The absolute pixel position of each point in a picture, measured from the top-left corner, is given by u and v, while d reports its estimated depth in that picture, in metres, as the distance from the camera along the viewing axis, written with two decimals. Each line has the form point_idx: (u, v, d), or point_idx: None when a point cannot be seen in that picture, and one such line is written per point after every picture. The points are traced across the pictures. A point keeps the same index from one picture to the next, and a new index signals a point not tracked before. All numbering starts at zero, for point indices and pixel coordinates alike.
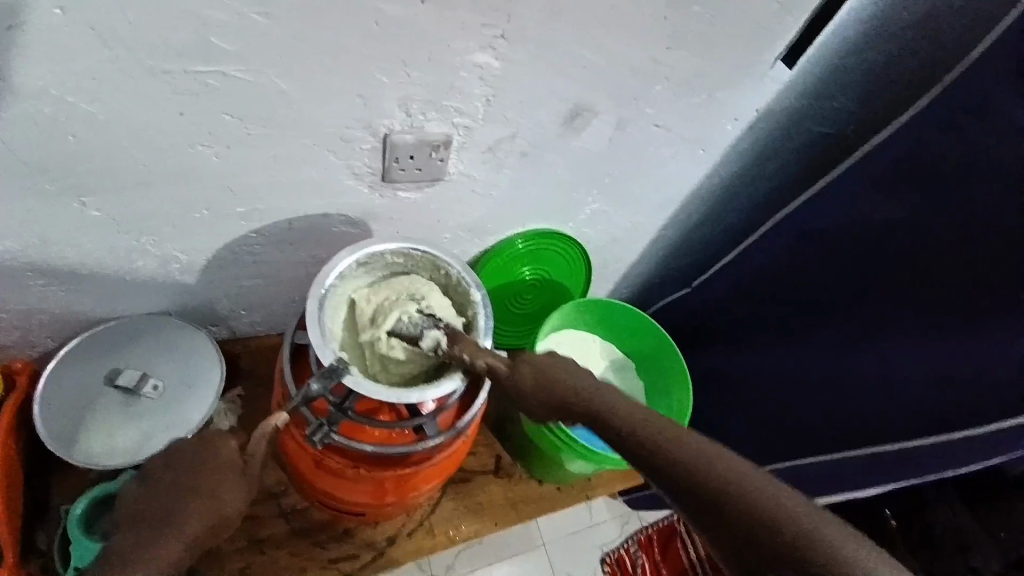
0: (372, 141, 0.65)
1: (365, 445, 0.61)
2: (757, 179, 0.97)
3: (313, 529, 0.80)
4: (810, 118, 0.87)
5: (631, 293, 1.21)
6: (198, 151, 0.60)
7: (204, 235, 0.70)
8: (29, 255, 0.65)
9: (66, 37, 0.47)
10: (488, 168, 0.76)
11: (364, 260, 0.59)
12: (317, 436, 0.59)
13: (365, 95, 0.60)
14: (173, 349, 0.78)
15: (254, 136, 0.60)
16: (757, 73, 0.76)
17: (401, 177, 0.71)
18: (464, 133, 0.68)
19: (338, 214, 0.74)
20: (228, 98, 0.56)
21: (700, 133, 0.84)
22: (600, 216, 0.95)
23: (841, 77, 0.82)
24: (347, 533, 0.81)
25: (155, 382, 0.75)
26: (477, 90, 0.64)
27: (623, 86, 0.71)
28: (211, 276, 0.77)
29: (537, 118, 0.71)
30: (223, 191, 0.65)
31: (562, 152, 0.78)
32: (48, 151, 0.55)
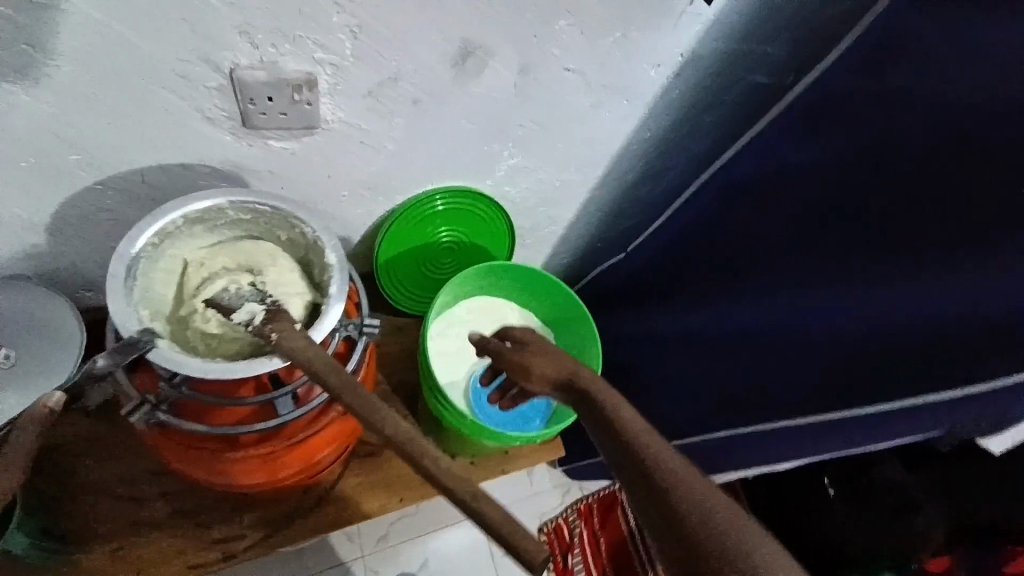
0: (217, 78, 0.56)
1: (203, 426, 0.54)
2: (693, 134, 0.90)
3: (192, 507, 0.76)
4: (743, 67, 0.80)
5: (570, 259, 1.14)
6: (0, 87, 0.52)
7: (41, 188, 0.62)
8: None
9: None
10: (374, 116, 0.67)
11: (195, 217, 0.51)
12: (137, 416, 0.53)
13: (191, 20, 0.51)
14: (24, 315, 0.69)
15: (67, 72, 0.52)
16: (672, 11, 0.68)
17: (265, 123, 0.62)
18: (332, 72, 0.60)
19: (203, 167, 0.66)
20: (16, 20, 0.47)
21: (619, 81, 0.76)
22: (519, 173, 0.87)
23: (771, 19, 0.74)
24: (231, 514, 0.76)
25: (5, 352, 0.66)
26: (336, 19, 0.55)
27: (516, 21, 0.62)
28: (67, 237, 0.69)
29: (420, 57, 0.62)
30: (50, 137, 0.57)
31: (460, 100, 0.70)
32: None
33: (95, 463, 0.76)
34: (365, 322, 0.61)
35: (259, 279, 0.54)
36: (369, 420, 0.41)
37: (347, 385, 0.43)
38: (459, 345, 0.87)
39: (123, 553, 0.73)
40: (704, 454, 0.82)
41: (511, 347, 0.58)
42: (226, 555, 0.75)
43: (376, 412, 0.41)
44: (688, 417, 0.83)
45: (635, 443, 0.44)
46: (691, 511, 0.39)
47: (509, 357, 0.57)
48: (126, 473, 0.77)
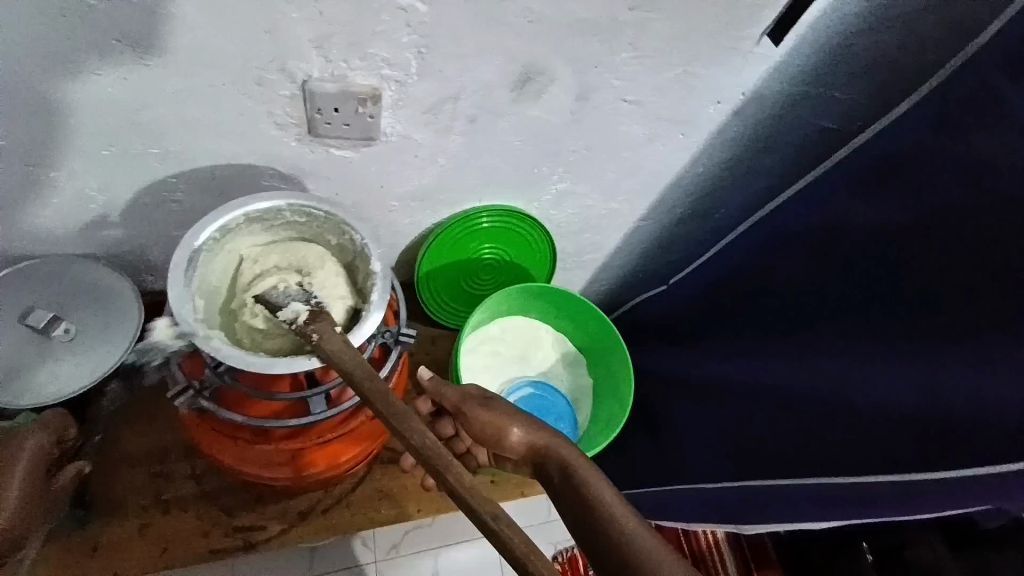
0: (290, 87, 0.60)
1: (242, 416, 0.56)
2: (748, 172, 0.88)
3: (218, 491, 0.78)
4: (806, 108, 0.78)
5: (610, 286, 1.13)
6: (98, 82, 0.56)
7: (121, 174, 0.67)
8: None
9: None
10: (432, 131, 0.69)
11: (255, 216, 0.54)
12: (182, 401, 0.54)
13: (273, 33, 0.54)
14: (89, 291, 0.74)
15: (158, 71, 0.56)
16: (738, 49, 0.68)
17: (329, 132, 0.65)
18: (397, 88, 0.62)
19: (267, 167, 0.70)
20: (118, 20, 0.51)
21: (677, 114, 0.75)
22: (567, 197, 0.87)
23: (840, 64, 0.72)
24: (253, 503, 0.78)
25: (66, 326, 0.70)
26: (406, 39, 0.57)
27: (579, 50, 0.63)
28: (138, 221, 0.74)
29: (482, 79, 0.64)
30: (135, 129, 0.62)
31: (515, 122, 0.71)
32: None
33: (136, 437, 0.80)
34: (401, 331, 0.62)
35: (306, 280, 0.55)
36: (397, 428, 0.41)
37: (380, 392, 0.43)
38: (491, 362, 0.88)
39: (149, 529, 0.76)
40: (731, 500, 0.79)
41: (479, 400, 0.57)
42: (246, 543, 0.77)
43: (402, 424, 0.41)
44: (715, 461, 0.81)
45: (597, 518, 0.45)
46: None
47: (477, 421, 0.57)
48: (162, 450, 0.80)
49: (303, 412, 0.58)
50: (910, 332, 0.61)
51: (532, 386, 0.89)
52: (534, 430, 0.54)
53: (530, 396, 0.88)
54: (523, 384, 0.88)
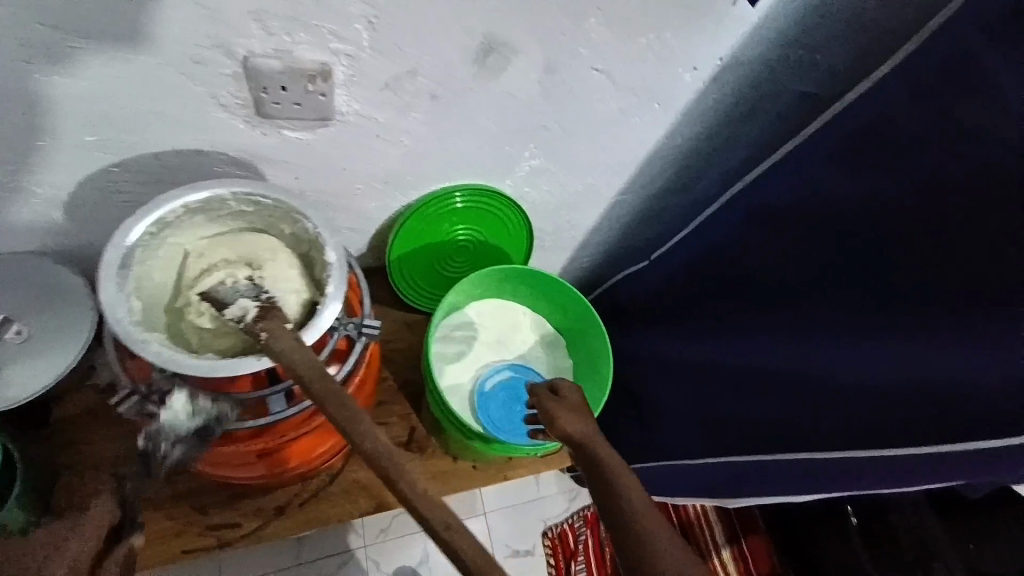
0: (231, 65, 0.55)
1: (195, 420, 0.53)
2: (728, 142, 0.85)
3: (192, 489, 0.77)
4: (786, 73, 0.74)
5: (591, 263, 1.11)
6: (17, 66, 0.51)
7: (60, 166, 0.62)
8: None
9: None
10: (392, 110, 0.65)
11: (195, 207, 0.50)
12: (127, 407, 0.52)
13: (204, 6, 0.50)
14: (38, 291, 0.70)
15: (84, 53, 0.52)
16: (713, 11, 0.64)
17: (279, 112, 0.61)
18: (348, 63, 0.58)
19: (218, 153, 0.65)
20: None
21: (652, 84, 0.72)
22: (541, 174, 0.84)
23: (820, 24, 0.68)
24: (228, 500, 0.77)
25: (18, 328, 0.69)
26: (354, 9, 0.53)
27: (544, 17, 0.59)
28: (85, 215, 0.70)
29: (440, 51, 0.60)
30: (67, 116, 0.57)
31: (481, 97, 0.67)
32: None
33: (101, 439, 0.77)
34: (364, 322, 0.60)
35: (257, 273, 0.52)
36: (349, 432, 0.39)
37: (331, 392, 0.41)
38: (467, 347, 0.86)
39: None
40: (714, 478, 0.78)
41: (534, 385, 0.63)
42: (222, 541, 0.76)
43: (358, 428, 0.39)
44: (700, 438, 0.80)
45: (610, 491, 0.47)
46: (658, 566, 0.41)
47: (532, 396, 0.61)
48: (130, 451, 0.78)
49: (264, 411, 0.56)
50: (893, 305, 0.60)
51: (510, 369, 0.86)
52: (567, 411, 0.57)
53: (510, 380, 0.85)
54: (500, 367, 0.86)
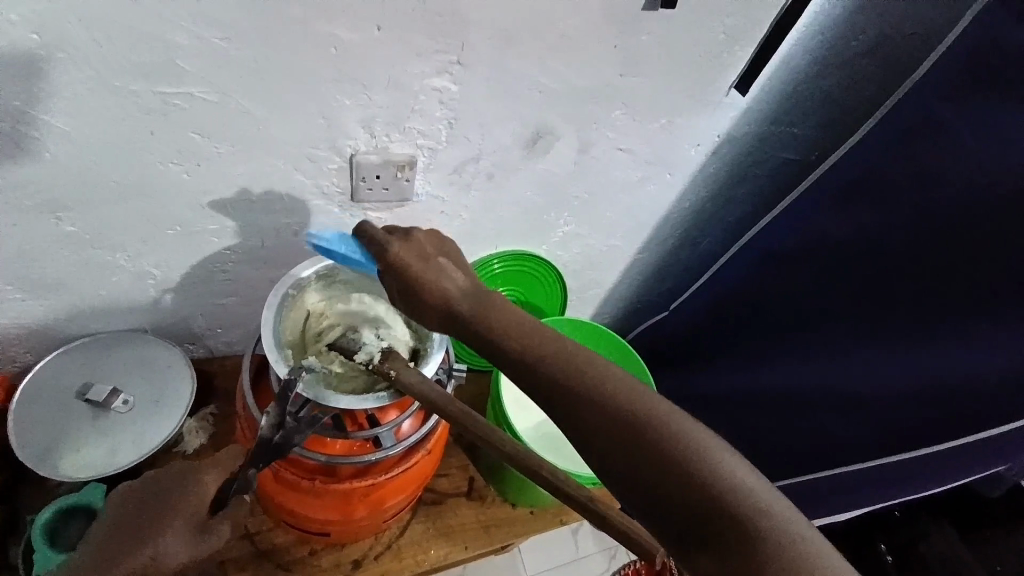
0: (338, 161, 0.68)
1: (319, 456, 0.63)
2: (728, 202, 0.99)
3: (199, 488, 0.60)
4: (773, 144, 0.90)
5: (613, 319, 1.22)
6: (171, 169, 0.63)
7: (178, 251, 0.73)
8: (22, 267, 0.68)
9: (51, 71, 0.52)
10: (454, 190, 0.78)
11: (322, 274, 0.62)
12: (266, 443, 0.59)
13: (328, 118, 0.63)
14: (149, 368, 0.81)
15: (221, 156, 0.64)
16: (710, 100, 0.80)
17: (369, 196, 0.73)
18: (429, 155, 0.72)
19: (310, 234, 0.77)
20: (195, 117, 0.59)
21: (666, 158, 0.87)
22: (573, 238, 0.96)
23: (794, 105, 0.85)
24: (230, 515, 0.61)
25: (124, 398, 0.77)
26: (439, 113, 0.67)
27: (578, 109, 0.74)
28: (188, 293, 0.80)
29: (500, 142, 0.74)
30: (195, 209, 0.68)
31: (527, 175, 0.81)
32: (39, 175, 0.59)
33: None
34: (453, 367, 0.68)
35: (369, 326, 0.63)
36: (486, 440, 0.49)
37: (464, 411, 0.50)
38: (520, 394, 0.94)
39: None
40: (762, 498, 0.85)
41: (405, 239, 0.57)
42: None
43: (493, 439, 0.49)
44: None
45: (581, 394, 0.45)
46: (598, 407, 0.45)
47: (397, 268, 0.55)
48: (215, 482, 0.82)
49: (373, 448, 0.66)
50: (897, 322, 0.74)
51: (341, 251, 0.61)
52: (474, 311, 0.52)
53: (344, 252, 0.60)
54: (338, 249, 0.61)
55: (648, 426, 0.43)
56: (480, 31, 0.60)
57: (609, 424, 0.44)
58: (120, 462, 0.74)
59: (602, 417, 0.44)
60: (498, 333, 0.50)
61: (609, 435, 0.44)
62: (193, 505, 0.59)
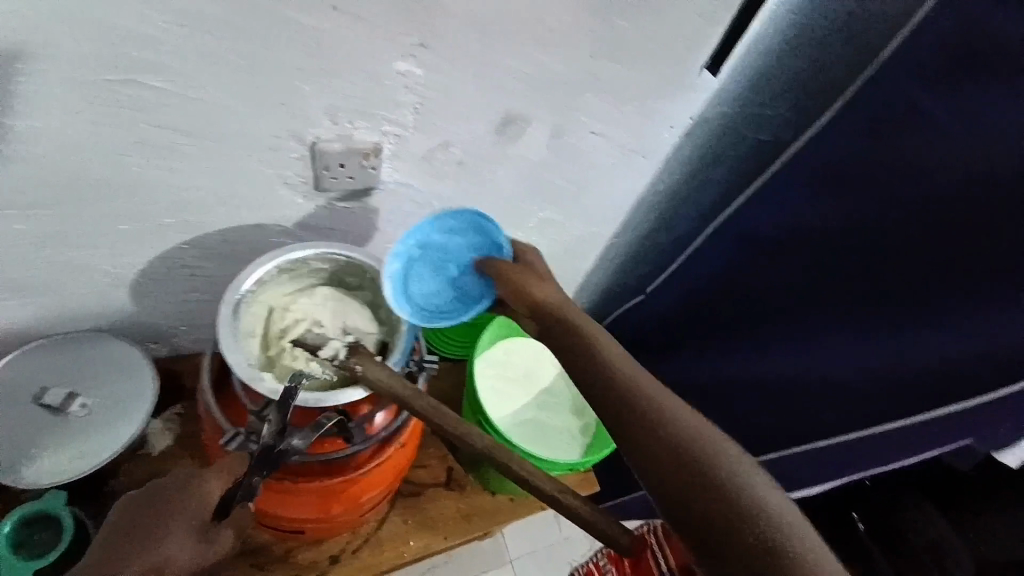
0: (300, 149, 0.65)
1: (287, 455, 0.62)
2: (703, 184, 0.99)
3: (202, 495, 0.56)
4: (746, 125, 0.90)
5: (591, 303, 1.22)
6: (120, 161, 0.60)
7: (134, 247, 0.70)
8: None
9: None
10: (424, 178, 0.76)
11: (285, 267, 0.59)
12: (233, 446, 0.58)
13: (286, 106, 0.60)
14: (109, 369, 0.78)
15: (172, 147, 0.60)
16: (683, 82, 0.78)
17: (334, 185, 0.71)
18: (396, 141, 0.69)
19: (274, 225, 0.74)
20: (142, 106, 0.55)
21: (639, 142, 0.85)
22: (548, 224, 0.95)
23: (767, 86, 0.84)
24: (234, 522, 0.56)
25: (82, 402, 0.74)
26: (404, 98, 0.65)
27: (548, 92, 0.71)
28: (148, 291, 0.77)
29: (470, 127, 0.72)
30: (148, 203, 0.65)
31: (500, 161, 0.79)
32: None
33: None
34: (424, 358, 0.66)
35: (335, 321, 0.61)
36: (458, 436, 0.48)
37: (435, 406, 0.49)
38: (497, 383, 0.93)
39: None
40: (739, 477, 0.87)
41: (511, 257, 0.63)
42: None
43: (465, 433, 0.48)
44: None
45: (615, 381, 0.51)
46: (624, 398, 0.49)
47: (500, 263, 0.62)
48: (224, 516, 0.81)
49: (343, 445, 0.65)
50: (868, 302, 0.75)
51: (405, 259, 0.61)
52: (551, 303, 0.59)
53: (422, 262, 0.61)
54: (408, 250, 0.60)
55: (661, 422, 0.47)
56: (444, 12, 0.57)
57: (631, 409, 0.49)
58: (82, 466, 0.71)
59: (627, 403, 0.49)
60: (560, 326, 0.57)
61: (627, 420, 0.48)
62: (198, 506, 0.56)
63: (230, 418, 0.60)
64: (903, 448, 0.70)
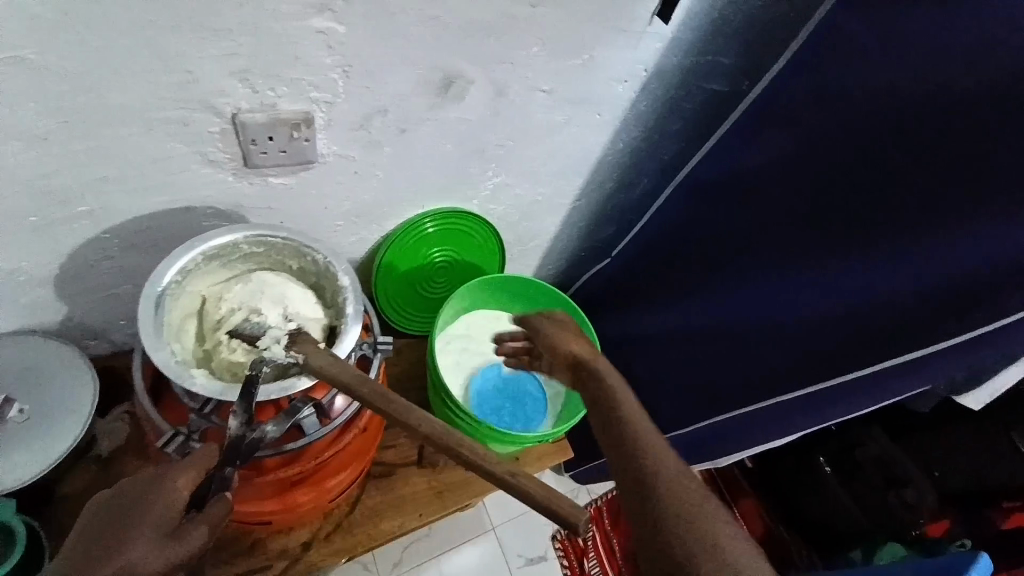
0: (219, 122, 0.60)
1: None
2: (662, 140, 0.96)
3: (168, 491, 0.49)
4: (701, 75, 0.86)
5: (557, 270, 1.19)
6: (11, 144, 0.54)
7: (47, 240, 0.64)
8: None
9: None
10: (363, 146, 0.71)
11: (211, 253, 0.55)
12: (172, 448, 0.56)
13: (193, 73, 0.55)
14: (46, 371, 0.73)
15: (69, 124, 0.54)
16: (631, 30, 0.74)
17: (265, 161, 0.65)
18: (326, 108, 0.64)
19: (205, 208, 0.68)
20: (25, 80, 0.50)
21: (589, 97, 0.81)
22: (503, 190, 0.91)
23: (719, 33, 0.81)
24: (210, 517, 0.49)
25: (21, 407, 0.70)
26: (329, 60, 0.59)
27: (486, 46, 0.66)
28: (74, 286, 0.71)
29: (407, 89, 0.67)
30: (53, 190, 0.59)
31: (443, 124, 0.74)
32: None
33: None
34: (378, 341, 0.63)
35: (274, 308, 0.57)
36: (403, 422, 0.45)
37: (378, 391, 0.46)
38: (459, 358, 0.92)
39: None
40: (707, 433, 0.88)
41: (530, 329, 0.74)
42: None
43: (411, 417, 0.45)
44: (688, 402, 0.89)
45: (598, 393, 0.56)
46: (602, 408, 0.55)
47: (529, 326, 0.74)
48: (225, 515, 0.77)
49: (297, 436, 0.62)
50: (825, 251, 0.74)
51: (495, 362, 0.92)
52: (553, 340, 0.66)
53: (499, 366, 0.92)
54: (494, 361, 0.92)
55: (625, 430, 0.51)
56: None
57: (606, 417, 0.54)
58: (23, 474, 0.68)
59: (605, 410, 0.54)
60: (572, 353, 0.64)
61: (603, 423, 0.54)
62: (162, 504, 0.49)
63: (172, 420, 0.58)
64: (859, 395, 0.70)
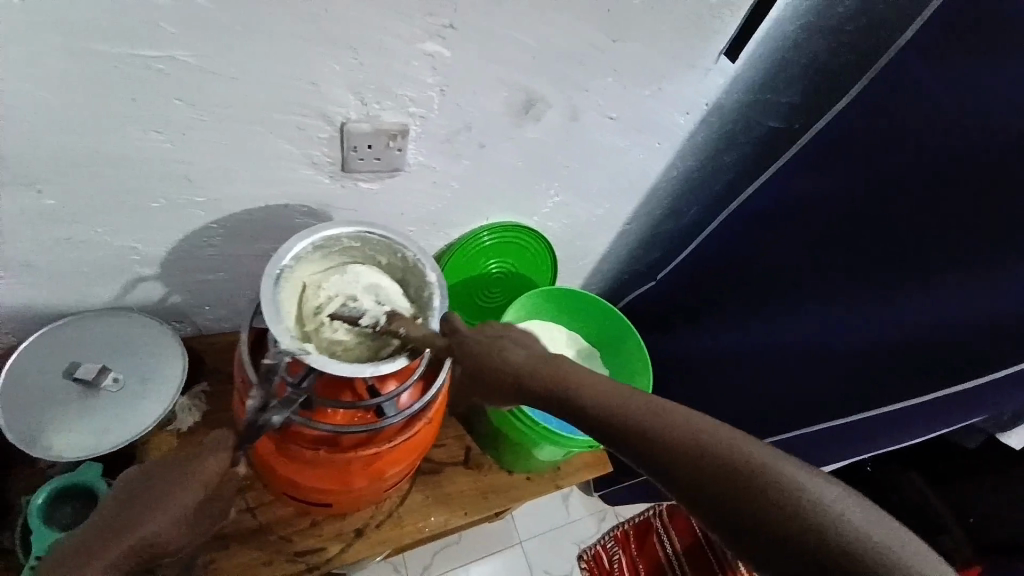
0: (329, 129, 0.67)
1: (324, 425, 0.64)
2: (716, 170, 1.00)
3: (202, 472, 0.56)
4: (759, 111, 0.91)
5: (602, 289, 1.23)
6: (152, 137, 0.61)
7: (162, 225, 0.71)
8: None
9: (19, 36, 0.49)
10: (444, 159, 0.77)
11: (319, 244, 0.61)
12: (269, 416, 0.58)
13: (316, 84, 0.62)
14: (139, 346, 0.79)
15: (204, 122, 0.62)
16: (699, 66, 0.80)
17: (360, 167, 0.72)
18: (420, 122, 0.70)
19: (299, 206, 0.75)
20: (178, 82, 0.57)
21: (652, 126, 0.87)
22: (561, 208, 0.96)
23: (781, 73, 0.86)
24: None
25: (114, 376, 0.76)
26: (430, 79, 0.66)
27: (567, 73, 0.72)
28: (173, 270, 0.78)
29: (492, 108, 0.73)
30: (177, 180, 0.66)
31: (517, 143, 0.80)
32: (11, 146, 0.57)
33: None
34: None
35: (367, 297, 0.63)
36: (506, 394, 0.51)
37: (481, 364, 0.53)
38: None
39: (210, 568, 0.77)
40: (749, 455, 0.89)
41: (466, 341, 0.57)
42: (310, 566, 0.81)
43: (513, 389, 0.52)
44: None
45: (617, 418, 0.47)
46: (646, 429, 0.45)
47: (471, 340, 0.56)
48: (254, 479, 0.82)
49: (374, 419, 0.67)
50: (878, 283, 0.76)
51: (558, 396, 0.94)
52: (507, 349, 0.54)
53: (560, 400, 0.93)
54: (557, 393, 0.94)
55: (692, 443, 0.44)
56: None
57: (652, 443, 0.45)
58: (113, 439, 0.73)
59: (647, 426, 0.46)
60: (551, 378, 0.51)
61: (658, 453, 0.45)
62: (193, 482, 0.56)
63: None
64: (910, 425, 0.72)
